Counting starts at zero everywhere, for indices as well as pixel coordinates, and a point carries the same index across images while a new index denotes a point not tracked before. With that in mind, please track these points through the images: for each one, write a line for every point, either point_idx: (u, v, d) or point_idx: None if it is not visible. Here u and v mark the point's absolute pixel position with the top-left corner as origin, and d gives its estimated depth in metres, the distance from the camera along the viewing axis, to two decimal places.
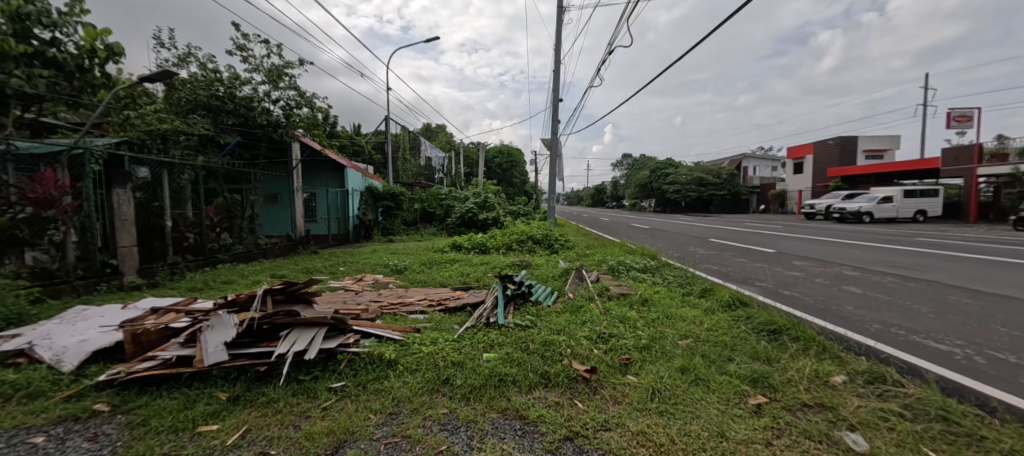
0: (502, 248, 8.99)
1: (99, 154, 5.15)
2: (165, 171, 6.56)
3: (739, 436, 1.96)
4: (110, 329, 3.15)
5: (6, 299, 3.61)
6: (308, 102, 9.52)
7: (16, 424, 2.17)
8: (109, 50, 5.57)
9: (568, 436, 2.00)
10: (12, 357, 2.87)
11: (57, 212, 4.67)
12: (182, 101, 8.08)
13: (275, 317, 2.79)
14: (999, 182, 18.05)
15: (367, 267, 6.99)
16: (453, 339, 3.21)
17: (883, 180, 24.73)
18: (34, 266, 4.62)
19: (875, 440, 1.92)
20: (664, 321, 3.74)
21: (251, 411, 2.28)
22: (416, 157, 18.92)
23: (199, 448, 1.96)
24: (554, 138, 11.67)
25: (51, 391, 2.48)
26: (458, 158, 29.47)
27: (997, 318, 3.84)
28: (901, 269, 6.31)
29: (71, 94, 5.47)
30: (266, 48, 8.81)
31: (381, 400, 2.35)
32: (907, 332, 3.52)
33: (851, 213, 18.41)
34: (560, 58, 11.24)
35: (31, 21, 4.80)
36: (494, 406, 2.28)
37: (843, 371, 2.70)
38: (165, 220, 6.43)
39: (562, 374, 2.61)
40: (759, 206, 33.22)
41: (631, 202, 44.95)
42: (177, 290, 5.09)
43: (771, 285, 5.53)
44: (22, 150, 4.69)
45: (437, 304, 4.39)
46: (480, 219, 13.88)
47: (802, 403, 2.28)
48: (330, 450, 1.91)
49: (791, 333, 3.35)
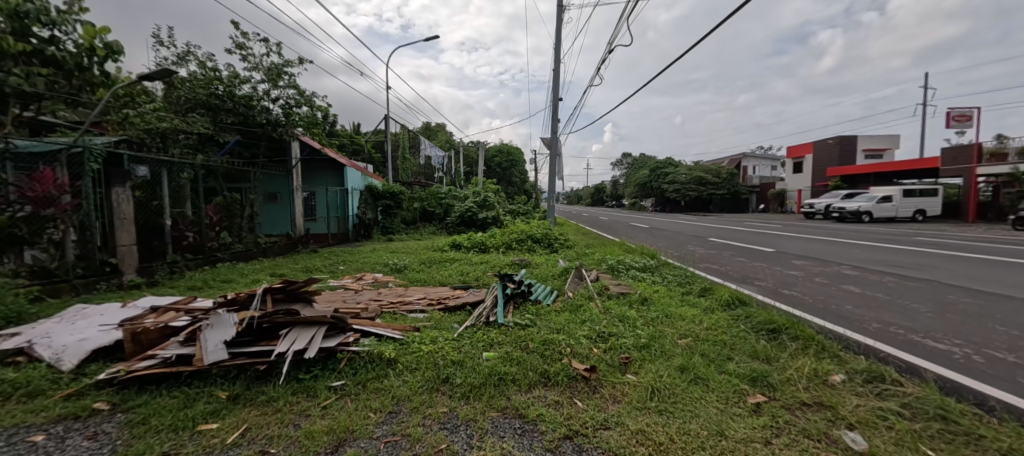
0: (501, 247, 8.99)
1: (98, 153, 5.14)
2: (164, 170, 6.54)
3: (738, 434, 1.97)
4: (109, 328, 3.14)
5: (5, 298, 3.60)
6: (308, 101, 9.51)
7: (16, 423, 2.17)
8: (108, 48, 5.56)
9: (568, 435, 2.00)
10: (11, 355, 2.87)
11: (56, 211, 4.68)
12: (181, 100, 8.04)
13: (275, 315, 2.80)
14: (998, 181, 18.08)
15: (367, 266, 6.99)
16: (453, 338, 3.22)
17: (883, 180, 24.75)
18: (34, 265, 4.62)
19: (873, 439, 1.92)
20: (663, 320, 3.75)
21: (252, 409, 2.28)
22: (416, 156, 18.92)
23: (199, 446, 1.96)
24: (554, 138, 11.67)
25: (51, 390, 2.48)
26: (458, 157, 29.46)
27: (996, 317, 3.85)
28: (900, 268, 6.32)
29: (70, 93, 5.47)
30: (265, 46, 8.81)
31: (381, 399, 2.35)
32: (906, 331, 3.53)
33: (851, 213, 18.44)
34: (560, 57, 11.23)
35: (30, 19, 4.79)
36: (494, 404, 2.28)
37: (841, 370, 2.70)
38: (164, 219, 6.40)
39: (562, 373, 2.62)
40: (759, 206, 33.25)
41: (631, 202, 44.77)
42: (177, 289, 5.09)
43: (770, 284, 5.54)
44: (21, 148, 4.69)
45: (436, 302, 4.39)
46: (480, 218, 13.90)
47: (802, 402, 2.29)
48: (330, 449, 1.91)
49: (790, 332, 3.36)
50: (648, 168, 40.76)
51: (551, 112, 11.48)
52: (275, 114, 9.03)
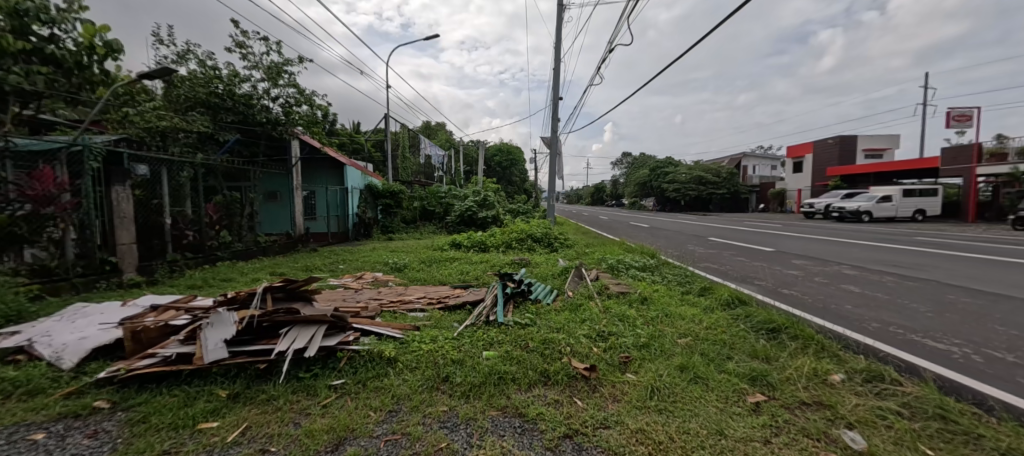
0: (501, 247, 8.99)
1: (98, 152, 5.13)
2: (164, 168, 6.52)
3: (738, 434, 1.97)
4: (110, 327, 3.15)
5: (5, 296, 3.61)
6: (308, 99, 9.51)
7: (16, 421, 2.17)
8: (108, 46, 5.56)
9: (568, 434, 2.00)
10: (11, 353, 2.87)
11: (56, 210, 4.69)
12: (181, 99, 8.03)
13: (275, 314, 2.80)
14: (998, 181, 18.09)
15: (367, 265, 7.00)
16: (453, 337, 3.22)
17: (882, 180, 24.75)
18: (34, 263, 4.62)
19: (872, 438, 1.93)
20: (663, 320, 3.75)
21: (252, 408, 2.28)
22: (416, 155, 18.90)
23: (199, 445, 1.96)
24: (554, 137, 11.67)
25: (51, 388, 2.48)
26: (458, 156, 29.44)
27: (995, 317, 3.86)
28: (900, 268, 6.33)
29: (69, 91, 5.49)
30: (265, 44, 8.82)
31: (381, 398, 2.36)
32: (905, 331, 3.53)
33: (850, 213, 18.44)
34: (560, 56, 11.21)
35: (30, 17, 4.79)
36: (494, 403, 2.29)
37: (841, 369, 2.70)
38: (165, 217, 6.39)
39: (562, 372, 2.62)
40: (759, 206, 33.24)
41: (631, 201, 44.56)
42: (177, 288, 5.10)
43: (769, 284, 5.55)
44: (20, 146, 4.69)
45: (436, 301, 4.40)
46: (480, 217, 13.91)
47: (801, 401, 2.29)
48: (330, 447, 1.91)
49: (789, 332, 3.36)
50: (648, 167, 40.75)
51: (551, 111, 11.48)
52: (275, 112, 9.04)
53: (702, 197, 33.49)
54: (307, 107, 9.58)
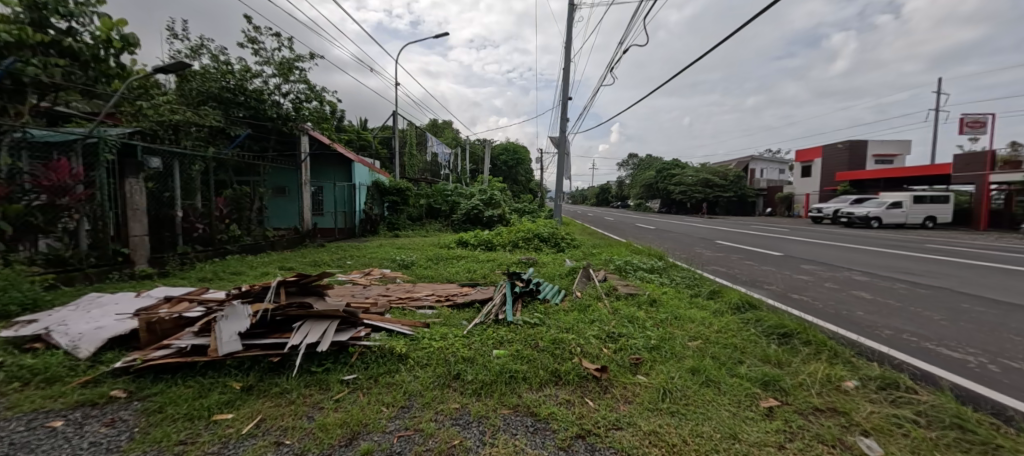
0: (507, 245, 9.05)
1: (113, 144, 5.21)
2: (177, 162, 6.58)
3: (752, 438, 1.96)
4: (126, 317, 3.20)
5: (21, 284, 3.67)
6: (318, 95, 9.65)
7: (36, 408, 2.20)
8: (125, 41, 5.61)
9: (580, 434, 2.00)
10: (29, 342, 2.92)
11: (70, 200, 4.75)
12: (193, 93, 8.27)
13: (287, 309, 2.81)
14: (1010, 188, 17.57)
15: (373, 261, 7.05)
16: (462, 335, 3.23)
17: (891, 186, 24.50)
18: (48, 253, 4.68)
19: (888, 446, 1.91)
20: (673, 322, 3.73)
21: (265, 401, 2.30)
22: (423, 152, 18.96)
23: (214, 436, 1.98)
24: (562, 137, 11.65)
25: (68, 377, 2.51)
26: (462, 155, 29.41)
27: (1010, 326, 3.80)
28: (911, 275, 6.26)
29: (86, 84, 5.50)
30: (276, 41, 8.94)
31: (393, 394, 2.37)
32: (919, 339, 3.49)
33: (859, 218, 18.17)
34: (568, 57, 11.22)
35: (48, 10, 4.87)
36: (505, 402, 2.29)
37: (855, 376, 2.67)
38: (175, 210, 6.46)
39: (573, 372, 2.62)
40: (765, 209, 32.95)
41: (637, 202, 44.42)
42: (187, 280, 5.16)
43: (779, 288, 5.51)
44: (36, 137, 4.75)
45: (444, 299, 4.42)
46: (485, 216, 14.10)
47: (814, 407, 2.27)
48: (344, 442, 1.93)
49: (802, 337, 3.33)
50: (654, 168, 40.70)
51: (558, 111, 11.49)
52: (285, 108, 9.19)
53: (707, 200, 33.35)
54: (316, 103, 9.70)
